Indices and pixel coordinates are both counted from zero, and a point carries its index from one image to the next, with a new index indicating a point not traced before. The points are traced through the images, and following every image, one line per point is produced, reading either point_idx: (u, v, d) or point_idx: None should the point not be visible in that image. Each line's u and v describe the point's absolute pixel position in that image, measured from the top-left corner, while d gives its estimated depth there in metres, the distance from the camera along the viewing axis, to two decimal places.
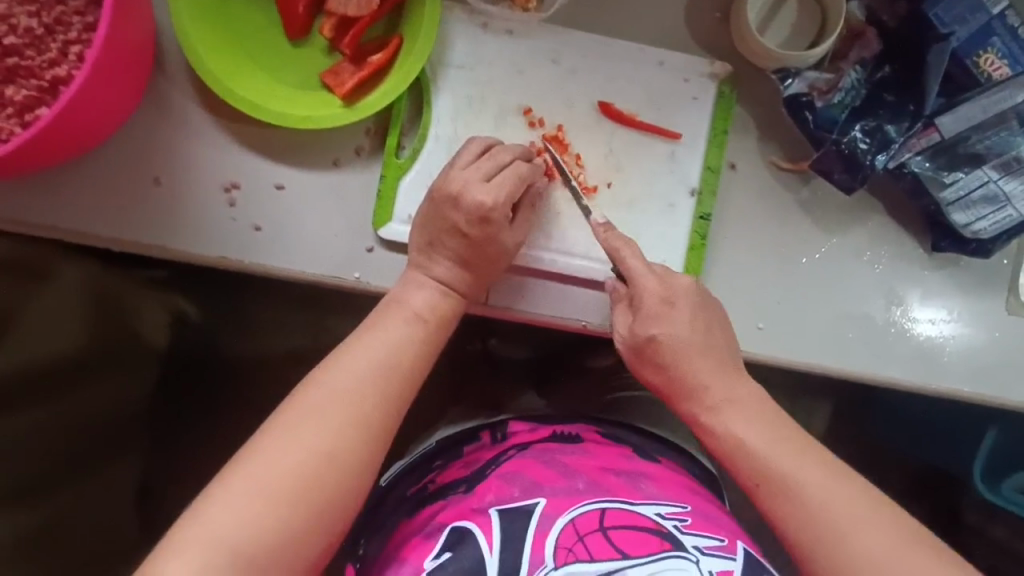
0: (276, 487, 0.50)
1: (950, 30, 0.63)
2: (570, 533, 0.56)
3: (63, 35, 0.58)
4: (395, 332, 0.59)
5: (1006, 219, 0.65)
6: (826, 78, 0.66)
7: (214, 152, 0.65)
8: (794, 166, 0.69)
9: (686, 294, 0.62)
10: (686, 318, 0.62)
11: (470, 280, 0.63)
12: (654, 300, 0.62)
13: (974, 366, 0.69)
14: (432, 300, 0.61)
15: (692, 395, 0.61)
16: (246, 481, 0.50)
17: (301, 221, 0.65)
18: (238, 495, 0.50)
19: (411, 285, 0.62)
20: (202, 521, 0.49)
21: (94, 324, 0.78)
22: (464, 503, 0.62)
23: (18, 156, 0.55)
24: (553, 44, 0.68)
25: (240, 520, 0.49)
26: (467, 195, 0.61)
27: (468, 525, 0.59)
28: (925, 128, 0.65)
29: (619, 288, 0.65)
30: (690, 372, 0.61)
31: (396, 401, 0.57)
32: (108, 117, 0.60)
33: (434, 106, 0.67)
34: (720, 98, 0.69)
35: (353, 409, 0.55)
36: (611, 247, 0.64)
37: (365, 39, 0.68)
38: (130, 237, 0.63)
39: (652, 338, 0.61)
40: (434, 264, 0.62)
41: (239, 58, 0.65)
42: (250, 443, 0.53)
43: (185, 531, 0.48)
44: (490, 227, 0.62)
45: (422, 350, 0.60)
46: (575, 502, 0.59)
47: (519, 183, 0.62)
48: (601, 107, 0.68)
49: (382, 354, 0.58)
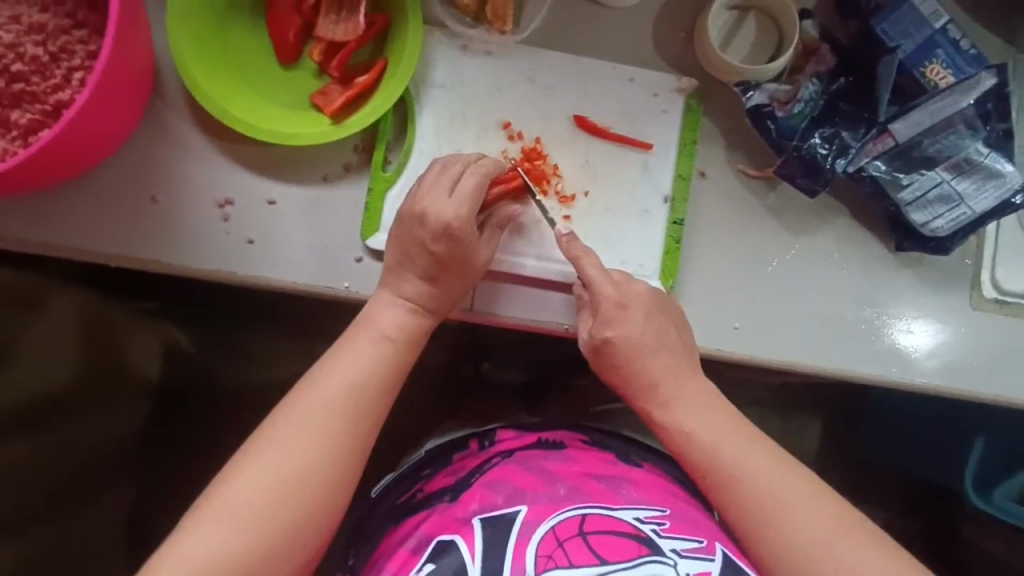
0: (247, 509, 0.53)
1: (896, 44, 0.68)
2: (550, 539, 0.58)
3: (67, 62, 0.62)
4: (364, 355, 0.61)
5: (961, 216, 0.69)
6: (785, 90, 0.70)
7: (209, 171, 0.68)
8: (761, 173, 0.73)
9: (639, 299, 0.65)
10: (639, 320, 0.64)
11: (441, 296, 0.65)
12: (610, 305, 0.65)
13: (944, 360, 0.72)
14: (400, 319, 0.64)
15: (662, 405, 0.63)
16: (219, 510, 0.52)
17: (293, 235, 0.68)
18: (211, 520, 0.52)
19: (381, 305, 0.64)
20: (177, 549, 0.51)
21: (89, 346, 0.80)
22: (449, 513, 0.63)
23: (21, 173, 0.58)
24: (530, 64, 0.72)
25: (211, 544, 0.51)
26: (430, 214, 0.64)
27: (453, 536, 0.60)
28: (880, 134, 0.70)
29: (584, 295, 0.67)
30: (659, 383, 0.63)
31: (366, 421, 0.59)
32: (107, 138, 0.63)
33: (418, 123, 0.71)
34: (688, 110, 0.73)
35: (323, 431, 0.57)
36: (572, 257, 0.66)
37: (353, 63, 0.72)
38: (126, 253, 0.66)
39: (607, 340, 0.64)
40: (403, 284, 0.64)
41: (233, 82, 0.69)
42: (225, 470, 0.55)
43: (162, 558, 0.51)
44: (455, 244, 0.64)
45: (391, 369, 0.62)
46: (557, 509, 0.61)
47: (480, 201, 0.65)
48: (576, 121, 0.72)
49: (351, 375, 0.60)
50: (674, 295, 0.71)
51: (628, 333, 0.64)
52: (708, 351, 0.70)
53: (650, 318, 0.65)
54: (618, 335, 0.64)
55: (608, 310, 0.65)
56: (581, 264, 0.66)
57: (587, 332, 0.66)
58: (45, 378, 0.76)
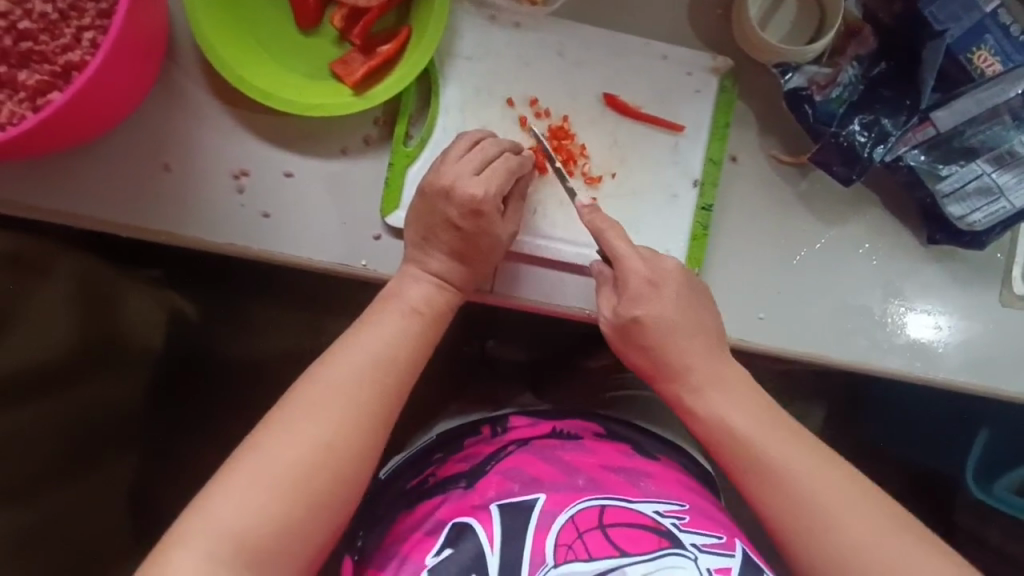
0: (275, 477, 0.51)
1: (944, 28, 0.66)
2: (570, 529, 0.57)
3: (77, 21, 0.59)
4: (392, 327, 0.60)
5: (1000, 210, 0.67)
6: (826, 73, 0.68)
7: (224, 140, 0.65)
8: (794, 159, 0.71)
9: (672, 277, 0.63)
10: (668, 297, 0.63)
11: (466, 274, 0.63)
12: (640, 281, 0.63)
13: (971, 356, 0.71)
14: (428, 293, 0.62)
15: (695, 392, 0.62)
16: (246, 476, 0.51)
17: (312, 207, 0.66)
18: (240, 488, 0.50)
19: (407, 279, 0.62)
20: (202, 516, 0.49)
21: (87, 317, 0.77)
22: (465, 499, 0.62)
23: (30, 137, 0.55)
24: (560, 37, 0.69)
25: (239, 513, 0.49)
26: (458, 188, 0.62)
27: (469, 520, 0.59)
28: (921, 122, 0.67)
29: (605, 270, 0.65)
30: (692, 368, 0.62)
31: (393, 395, 0.57)
32: (120, 103, 0.61)
33: (442, 96, 0.68)
34: (723, 91, 0.71)
35: (352, 403, 0.55)
36: (590, 227, 0.64)
37: (375, 31, 0.69)
38: (137, 224, 0.64)
39: (636, 318, 0.62)
40: (428, 258, 0.63)
41: (251, 48, 0.66)
42: (251, 439, 0.53)
43: (186, 525, 0.49)
44: (483, 220, 0.62)
45: (418, 344, 0.60)
46: (576, 498, 0.60)
47: (510, 176, 0.63)
48: (606, 99, 0.69)
49: (379, 348, 0.58)
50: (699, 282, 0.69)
51: (659, 311, 0.62)
52: (733, 341, 0.69)
53: (669, 295, 0.63)
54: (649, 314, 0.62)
55: (636, 287, 0.63)
56: (604, 239, 0.64)
57: (611, 310, 0.64)
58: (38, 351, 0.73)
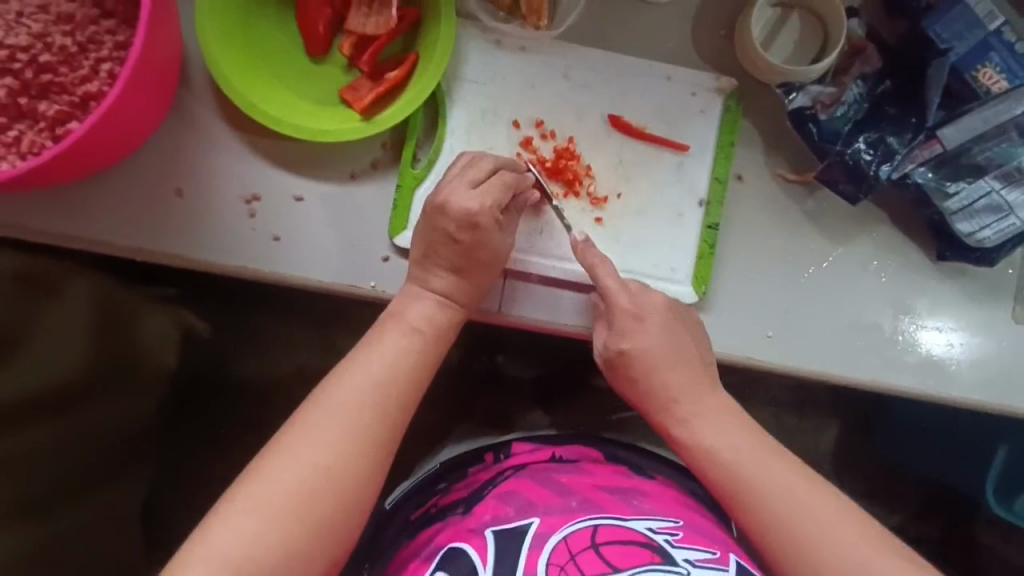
0: (278, 503, 0.52)
1: (948, 46, 0.66)
2: (562, 550, 0.56)
3: (95, 53, 0.61)
4: (395, 346, 0.60)
5: (1009, 228, 0.67)
6: (829, 92, 0.68)
7: (236, 166, 0.67)
8: (801, 177, 0.71)
9: (658, 312, 0.63)
10: (657, 335, 0.62)
11: (466, 289, 0.64)
12: (625, 315, 0.63)
13: (984, 374, 0.70)
14: (429, 310, 0.62)
15: (682, 423, 0.61)
16: (249, 502, 0.51)
17: (319, 231, 0.67)
18: (241, 511, 0.51)
19: (409, 299, 0.63)
20: (205, 543, 0.50)
21: (99, 337, 0.77)
22: (461, 524, 0.61)
23: (49, 167, 0.57)
24: (565, 60, 0.70)
25: (242, 540, 0.50)
26: (453, 203, 0.62)
27: (464, 546, 0.59)
28: (927, 140, 0.67)
29: (600, 304, 0.66)
30: (684, 386, 0.61)
31: (396, 416, 0.58)
32: (135, 132, 0.62)
33: (450, 118, 0.69)
34: (727, 111, 0.71)
35: (352, 424, 0.56)
36: (589, 263, 0.65)
37: (383, 57, 0.70)
38: (149, 248, 0.65)
39: (622, 352, 0.63)
40: (430, 276, 0.63)
41: (262, 75, 0.68)
42: (254, 463, 0.54)
43: (189, 553, 0.50)
44: (478, 232, 0.63)
45: (419, 363, 0.60)
46: (569, 521, 0.59)
47: (506, 191, 0.64)
48: (611, 121, 0.70)
49: (382, 369, 0.59)
50: (706, 301, 0.69)
51: (638, 322, 0.63)
52: (741, 361, 0.68)
53: (666, 329, 0.63)
54: (634, 346, 0.62)
55: (623, 322, 0.63)
56: (596, 271, 0.64)
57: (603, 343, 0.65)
58: (61, 371, 0.73)
